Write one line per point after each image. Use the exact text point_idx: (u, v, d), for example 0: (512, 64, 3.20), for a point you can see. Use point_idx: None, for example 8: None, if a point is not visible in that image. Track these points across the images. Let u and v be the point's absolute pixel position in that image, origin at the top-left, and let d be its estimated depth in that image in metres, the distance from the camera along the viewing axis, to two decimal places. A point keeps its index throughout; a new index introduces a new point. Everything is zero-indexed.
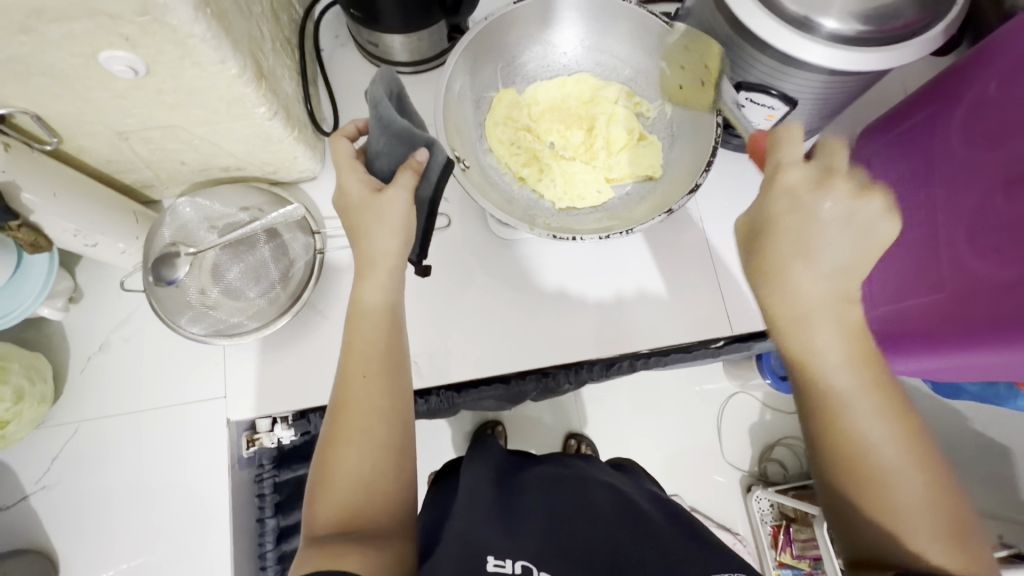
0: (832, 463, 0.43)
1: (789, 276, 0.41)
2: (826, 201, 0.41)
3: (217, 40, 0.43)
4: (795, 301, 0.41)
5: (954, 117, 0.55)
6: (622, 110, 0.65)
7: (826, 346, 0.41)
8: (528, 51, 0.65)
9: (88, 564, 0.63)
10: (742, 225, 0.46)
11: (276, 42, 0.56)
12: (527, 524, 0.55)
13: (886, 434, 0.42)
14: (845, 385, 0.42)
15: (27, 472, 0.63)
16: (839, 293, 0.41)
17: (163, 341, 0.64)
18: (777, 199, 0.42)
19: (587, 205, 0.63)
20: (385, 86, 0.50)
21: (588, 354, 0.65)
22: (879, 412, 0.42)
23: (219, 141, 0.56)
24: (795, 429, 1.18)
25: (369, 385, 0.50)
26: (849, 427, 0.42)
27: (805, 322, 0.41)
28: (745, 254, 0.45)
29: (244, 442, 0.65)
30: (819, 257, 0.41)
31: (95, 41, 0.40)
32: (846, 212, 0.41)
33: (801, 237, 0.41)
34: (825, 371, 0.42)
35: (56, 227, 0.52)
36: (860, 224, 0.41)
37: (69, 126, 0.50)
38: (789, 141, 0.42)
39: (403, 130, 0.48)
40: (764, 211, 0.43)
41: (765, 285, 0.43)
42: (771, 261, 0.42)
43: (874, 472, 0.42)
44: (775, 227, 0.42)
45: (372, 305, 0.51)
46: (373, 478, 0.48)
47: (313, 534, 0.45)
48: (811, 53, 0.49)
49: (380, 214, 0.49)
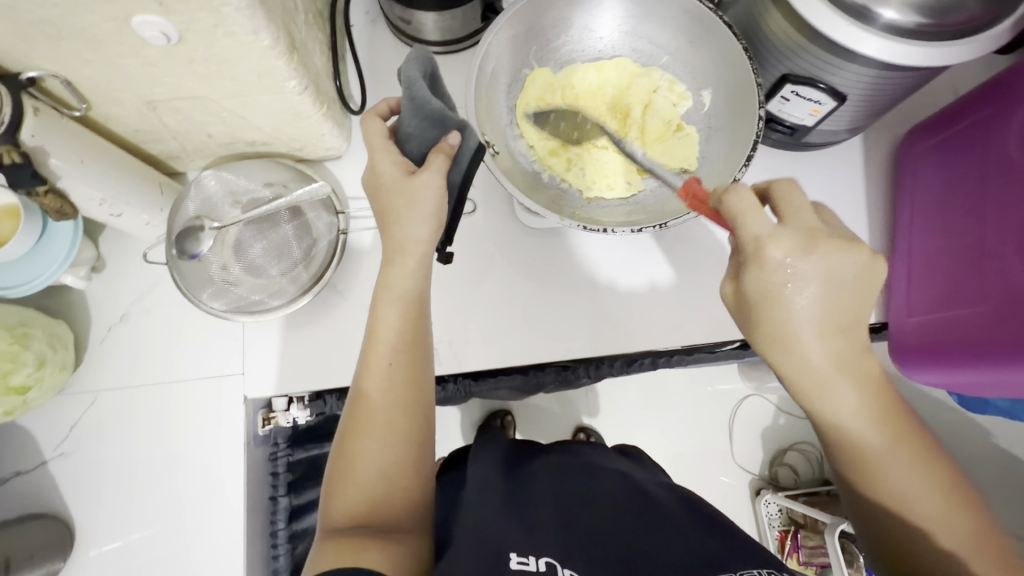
0: (880, 514, 0.46)
1: (802, 345, 0.44)
2: (813, 263, 0.42)
3: (252, 9, 0.41)
4: (812, 369, 0.44)
5: (1011, 121, 0.52)
6: (661, 98, 0.63)
7: (847, 404, 0.45)
8: (563, 35, 0.63)
9: (103, 531, 0.64)
10: (732, 297, 0.47)
11: (308, 14, 0.55)
12: (541, 522, 0.53)
13: (920, 481, 0.45)
14: (874, 441, 0.45)
15: (46, 439, 0.63)
16: (850, 353, 0.44)
17: (183, 315, 0.64)
18: (766, 271, 0.42)
19: (615, 196, 0.61)
20: (420, 65, 0.47)
21: (609, 349, 0.64)
22: (911, 459, 0.45)
23: (247, 115, 0.55)
24: (809, 435, 1.16)
25: (392, 375, 0.49)
26: (886, 478, 0.45)
27: (826, 386, 0.44)
28: (745, 326, 0.46)
29: (260, 420, 0.65)
30: (819, 325, 0.43)
31: (128, 5, 0.39)
32: (836, 267, 0.42)
33: (794, 303, 0.43)
34: (849, 426, 0.45)
35: (82, 195, 0.52)
36: (850, 279, 0.43)
37: (99, 93, 0.49)
38: (755, 209, 0.43)
39: (436, 111, 0.46)
40: (760, 285, 0.43)
41: (778, 353, 0.45)
42: (774, 331, 0.44)
43: (923, 522, 0.44)
44: (768, 298, 0.43)
45: (399, 292, 0.50)
46: (394, 469, 0.47)
47: (331, 525, 0.45)
48: (865, 44, 0.46)
49: (412, 199, 0.47)
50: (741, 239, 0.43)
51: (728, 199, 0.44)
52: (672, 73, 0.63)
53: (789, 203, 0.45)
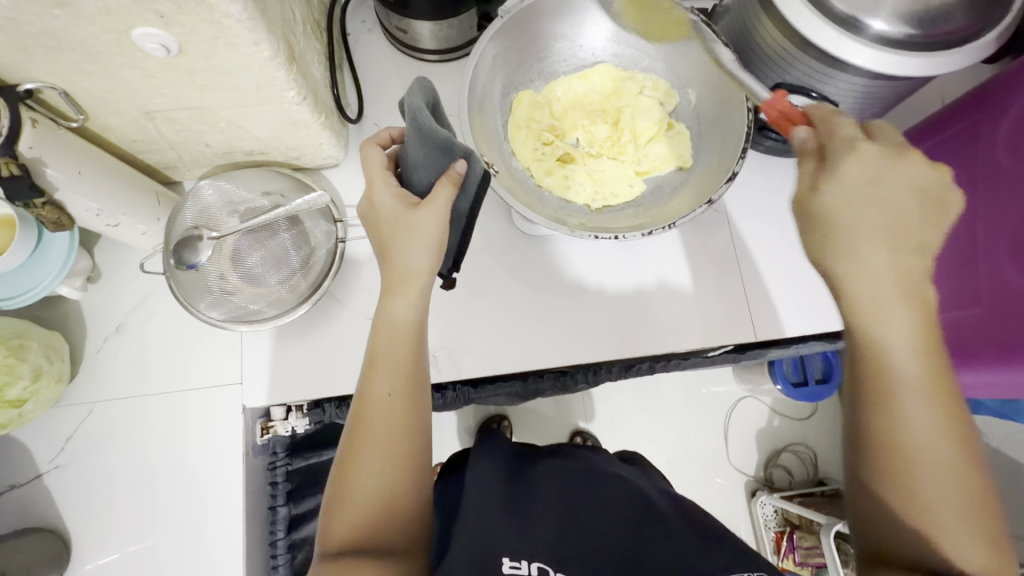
0: (876, 449, 0.41)
1: (867, 244, 0.40)
2: (898, 177, 0.41)
3: (253, 21, 0.42)
4: (872, 274, 0.41)
5: (999, 128, 0.53)
6: (647, 99, 0.63)
7: (896, 323, 0.41)
8: (551, 45, 0.64)
9: (98, 544, 0.63)
10: (793, 210, 0.44)
11: (306, 25, 0.55)
12: (540, 524, 0.54)
13: (936, 429, 0.40)
14: (908, 371, 0.41)
15: (41, 451, 0.62)
16: (917, 275, 0.41)
17: (180, 324, 0.64)
18: (854, 169, 0.40)
19: (620, 201, 0.61)
20: (422, 96, 0.47)
21: (607, 354, 0.65)
22: (936, 400, 0.41)
23: (245, 124, 0.55)
24: (802, 436, 1.17)
25: (392, 404, 0.49)
26: (902, 412, 0.41)
27: (876, 298, 0.41)
28: (806, 236, 0.43)
29: (258, 429, 0.64)
30: (884, 228, 0.40)
31: (128, 18, 0.39)
32: (924, 189, 0.41)
33: (874, 207, 0.40)
34: (886, 346, 0.41)
35: (79, 206, 0.52)
36: (933, 203, 0.41)
37: (97, 104, 0.49)
38: (847, 126, 0.42)
39: (443, 140, 0.45)
40: (838, 184, 0.40)
41: (833, 256, 0.42)
42: (842, 230, 0.41)
43: (916, 463, 0.40)
44: (852, 198, 0.40)
45: (400, 321, 0.50)
46: (392, 494, 0.48)
47: (327, 549, 0.46)
48: (856, 54, 0.47)
49: (414, 231, 0.47)
50: (827, 141, 0.42)
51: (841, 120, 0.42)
52: (655, 74, 0.64)
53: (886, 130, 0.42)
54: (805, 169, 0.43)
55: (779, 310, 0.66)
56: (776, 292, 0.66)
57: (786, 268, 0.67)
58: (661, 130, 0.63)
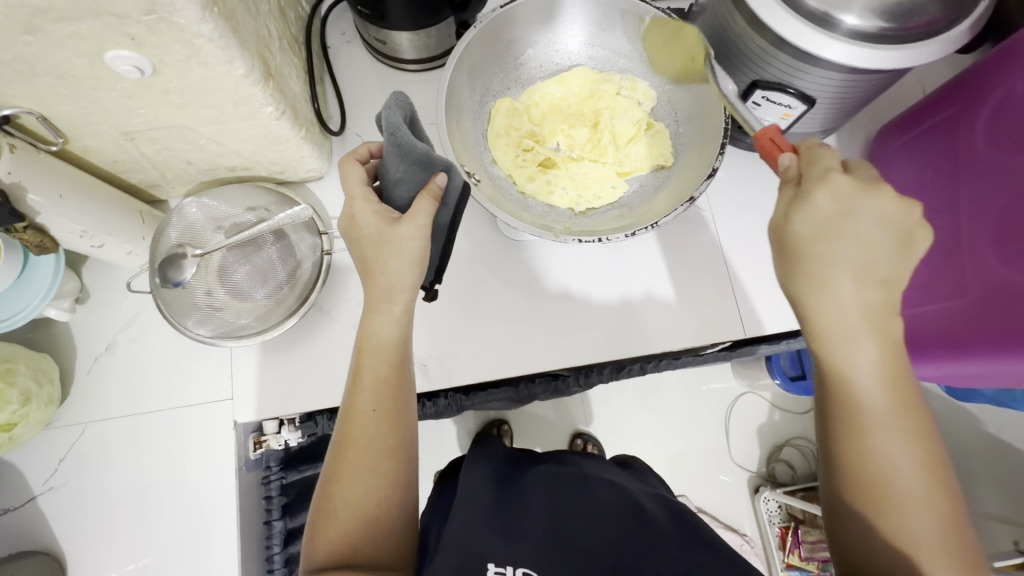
0: (850, 481, 0.42)
1: (834, 279, 0.40)
2: (873, 207, 0.40)
3: (224, 39, 0.42)
4: (841, 310, 0.40)
5: (978, 120, 0.53)
6: (625, 99, 0.64)
7: (866, 358, 0.41)
8: (525, 51, 0.64)
9: (95, 564, 0.63)
10: (769, 239, 0.44)
11: (283, 40, 0.55)
12: (528, 533, 0.55)
13: (907, 457, 0.41)
14: (877, 400, 0.41)
15: (35, 474, 0.62)
16: (883, 307, 0.41)
17: (169, 342, 0.64)
18: (825, 199, 0.40)
19: (604, 204, 0.61)
20: (400, 109, 0.47)
21: (598, 357, 0.65)
22: (905, 431, 0.41)
23: (225, 141, 0.56)
24: (803, 430, 1.16)
25: (378, 422, 0.49)
26: (873, 446, 0.41)
27: (845, 329, 0.41)
28: (779, 263, 0.43)
29: (251, 444, 0.63)
30: (855, 260, 0.40)
31: (100, 41, 0.40)
32: (891, 219, 0.40)
33: (844, 240, 0.40)
34: (857, 381, 0.41)
35: (62, 229, 0.52)
36: (903, 230, 0.41)
37: (75, 127, 0.50)
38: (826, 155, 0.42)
39: (424, 155, 0.45)
40: (814, 214, 0.40)
41: (808, 287, 0.41)
42: (817, 262, 0.40)
43: (891, 494, 0.41)
44: (833, 227, 0.40)
45: (385, 339, 0.50)
46: (378, 513, 0.48)
47: (314, 567, 0.46)
48: (831, 50, 0.47)
49: (397, 249, 0.47)
50: (807, 170, 0.42)
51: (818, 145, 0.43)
52: (631, 74, 0.64)
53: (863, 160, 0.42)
54: (783, 197, 0.43)
55: (769, 306, 0.66)
56: (765, 289, 0.66)
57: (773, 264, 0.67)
58: (643, 128, 0.63)
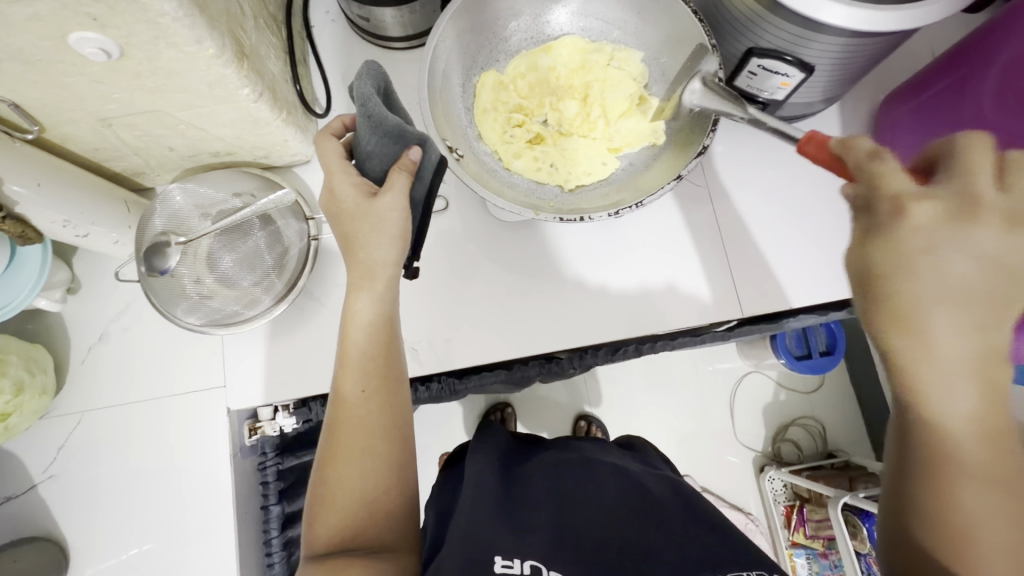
0: (924, 528, 0.36)
1: (926, 324, 0.32)
2: (973, 235, 0.31)
3: (190, 17, 0.40)
4: (939, 358, 0.32)
5: (987, 81, 0.50)
6: (616, 72, 0.61)
7: (960, 403, 0.33)
8: (513, 22, 0.61)
9: (96, 552, 0.64)
10: (845, 268, 0.35)
11: (258, 18, 0.53)
12: (534, 525, 0.53)
13: (998, 513, 0.34)
14: (968, 449, 0.34)
15: (35, 462, 0.64)
16: (989, 347, 0.32)
17: (161, 332, 0.64)
18: (911, 232, 0.32)
19: (593, 180, 0.60)
20: (372, 80, 0.46)
21: (591, 338, 0.64)
22: (999, 485, 0.34)
23: (205, 126, 0.55)
24: (809, 409, 1.15)
25: (368, 402, 0.49)
26: (957, 499, 0.34)
27: (938, 372, 0.32)
28: (854, 295, 0.35)
29: (246, 431, 0.65)
30: (947, 298, 0.32)
31: (61, 22, 0.38)
32: (991, 251, 0.31)
33: (923, 278, 0.32)
34: (951, 432, 0.33)
35: (43, 218, 0.51)
36: (1005, 263, 0.31)
37: (50, 114, 0.49)
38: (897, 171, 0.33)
39: (394, 127, 0.45)
40: (888, 248, 0.32)
41: (893, 324, 0.33)
42: (901, 300, 0.32)
43: (973, 552, 0.34)
44: (905, 263, 0.32)
45: (368, 317, 0.49)
46: (377, 494, 0.48)
47: (313, 553, 0.45)
48: (829, 13, 0.44)
49: (377, 222, 0.47)
50: (873, 199, 0.33)
51: (875, 163, 0.34)
52: (624, 45, 0.62)
53: (962, 162, 0.32)
54: (858, 228, 0.35)
55: (768, 286, 0.64)
56: (761, 267, 0.64)
57: (784, 236, 0.65)
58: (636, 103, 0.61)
